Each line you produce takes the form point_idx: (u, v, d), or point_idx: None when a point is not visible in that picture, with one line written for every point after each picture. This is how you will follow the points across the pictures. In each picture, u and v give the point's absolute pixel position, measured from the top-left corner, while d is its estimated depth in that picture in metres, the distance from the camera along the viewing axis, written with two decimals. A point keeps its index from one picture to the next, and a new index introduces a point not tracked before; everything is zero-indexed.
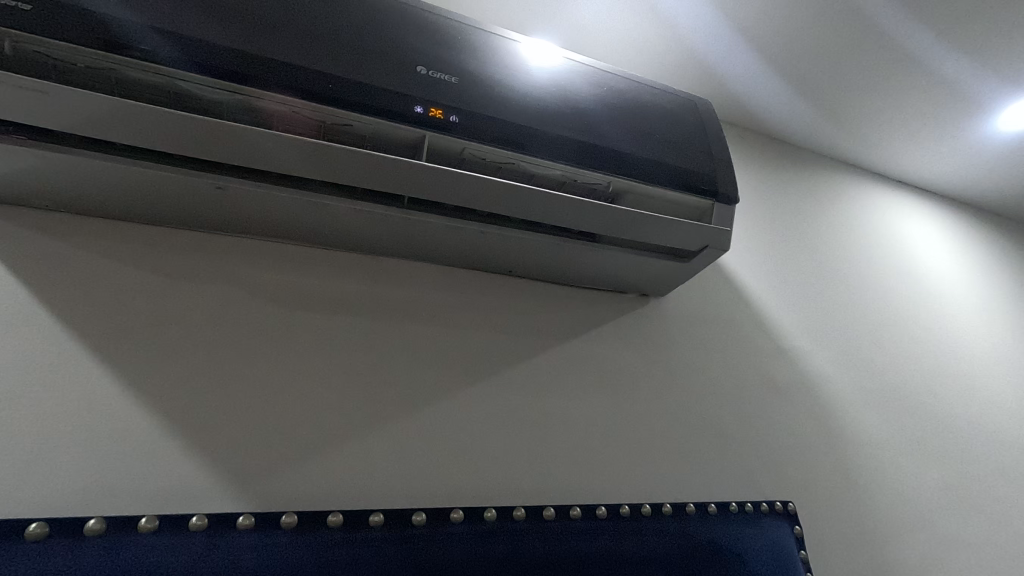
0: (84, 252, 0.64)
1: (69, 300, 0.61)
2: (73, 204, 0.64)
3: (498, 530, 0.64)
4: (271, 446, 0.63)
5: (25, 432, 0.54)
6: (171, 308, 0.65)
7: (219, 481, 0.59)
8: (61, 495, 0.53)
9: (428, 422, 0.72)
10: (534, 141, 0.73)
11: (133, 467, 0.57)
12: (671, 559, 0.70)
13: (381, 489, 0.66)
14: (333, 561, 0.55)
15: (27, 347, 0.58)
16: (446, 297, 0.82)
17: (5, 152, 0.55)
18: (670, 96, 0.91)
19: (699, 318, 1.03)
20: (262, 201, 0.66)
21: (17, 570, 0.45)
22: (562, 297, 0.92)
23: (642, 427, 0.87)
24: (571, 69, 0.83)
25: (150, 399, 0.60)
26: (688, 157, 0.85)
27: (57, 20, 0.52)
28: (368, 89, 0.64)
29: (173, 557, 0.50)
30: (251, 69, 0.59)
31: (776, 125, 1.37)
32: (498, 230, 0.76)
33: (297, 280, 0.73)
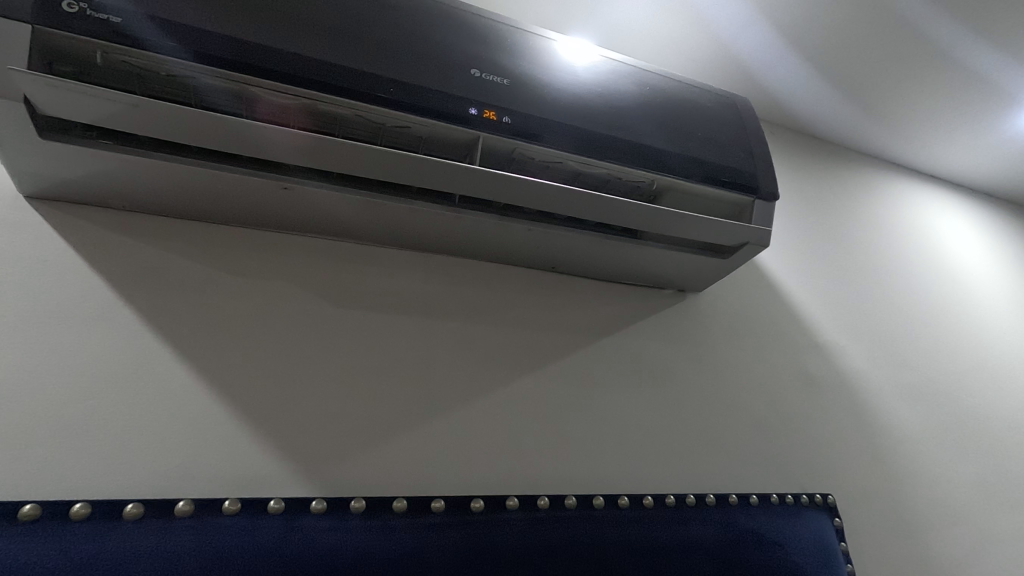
0: (159, 250, 0.67)
1: (147, 296, 0.65)
2: (148, 204, 0.67)
3: (552, 518, 0.66)
4: (335, 435, 0.66)
5: (113, 419, 0.58)
6: (239, 303, 0.69)
7: (289, 468, 0.63)
8: (149, 478, 0.57)
9: (480, 414, 0.75)
10: (583, 142, 0.75)
11: (209, 454, 0.60)
12: (717, 547, 0.72)
13: (437, 477, 0.69)
14: (399, 544, 0.58)
15: (112, 340, 0.61)
16: (493, 293, 0.85)
17: (92, 157, 0.58)
18: (711, 94, 0.91)
19: (736, 313, 1.04)
20: (323, 201, 0.68)
21: (118, 546, 0.49)
22: (603, 293, 0.94)
23: (683, 420, 0.89)
24: (615, 69, 0.84)
25: (222, 390, 0.63)
26: (730, 155, 0.86)
27: (142, 30, 0.55)
28: (426, 93, 0.67)
29: (255, 537, 0.53)
30: (319, 74, 0.61)
31: (809, 121, 1.37)
32: (545, 228, 0.77)
33: (353, 277, 0.76)
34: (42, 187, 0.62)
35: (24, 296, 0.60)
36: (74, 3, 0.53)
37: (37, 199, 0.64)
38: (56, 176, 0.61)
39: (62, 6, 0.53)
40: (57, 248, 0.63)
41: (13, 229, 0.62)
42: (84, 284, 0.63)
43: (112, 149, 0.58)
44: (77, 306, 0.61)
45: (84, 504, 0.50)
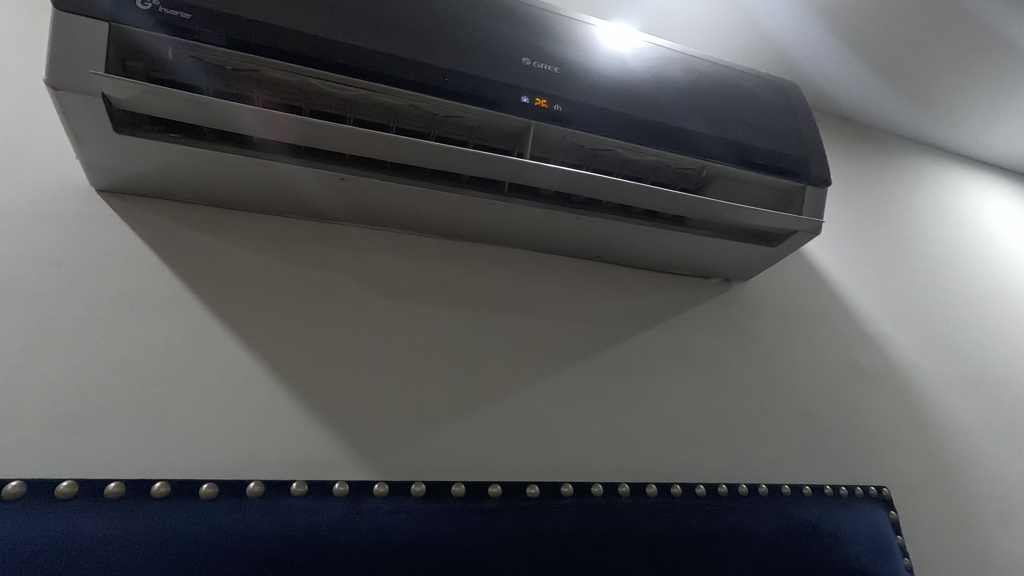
0: (220, 241, 0.69)
1: (211, 284, 0.67)
2: (210, 195, 0.69)
3: (607, 505, 0.66)
4: (391, 422, 0.67)
5: (184, 403, 0.60)
6: (297, 292, 0.70)
7: (350, 452, 0.64)
8: (221, 459, 0.59)
9: (530, 402, 0.75)
10: (632, 129, 0.74)
11: (274, 438, 0.62)
12: (771, 538, 0.71)
13: (491, 463, 0.70)
14: (459, 530, 0.58)
15: (180, 328, 0.63)
16: (540, 282, 0.85)
17: (162, 150, 0.60)
18: (760, 79, 0.89)
19: (783, 303, 1.03)
20: (378, 191, 0.69)
21: (196, 525, 0.50)
22: (649, 282, 0.93)
23: (732, 411, 0.88)
24: (663, 55, 0.83)
25: (284, 376, 0.65)
26: (780, 141, 0.84)
27: (210, 25, 0.56)
28: (479, 82, 0.67)
29: (323, 519, 0.54)
30: (377, 66, 0.62)
31: (855, 107, 1.34)
32: (594, 217, 0.77)
33: (406, 267, 0.77)
34: (113, 180, 0.65)
35: (99, 286, 0.62)
36: (148, 0, 0.55)
37: (107, 191, 0.67)
38: (127, 169, 0.63)
39: (137, 4, 0.54)
40: (128, 239, 0.65)
41: (88, 220, 0.64)
42: (153, 273, 0.65)
43: (180, 142, 0.60)
44: (147, 294, 0.64)
45: (164, 484, 0.52)
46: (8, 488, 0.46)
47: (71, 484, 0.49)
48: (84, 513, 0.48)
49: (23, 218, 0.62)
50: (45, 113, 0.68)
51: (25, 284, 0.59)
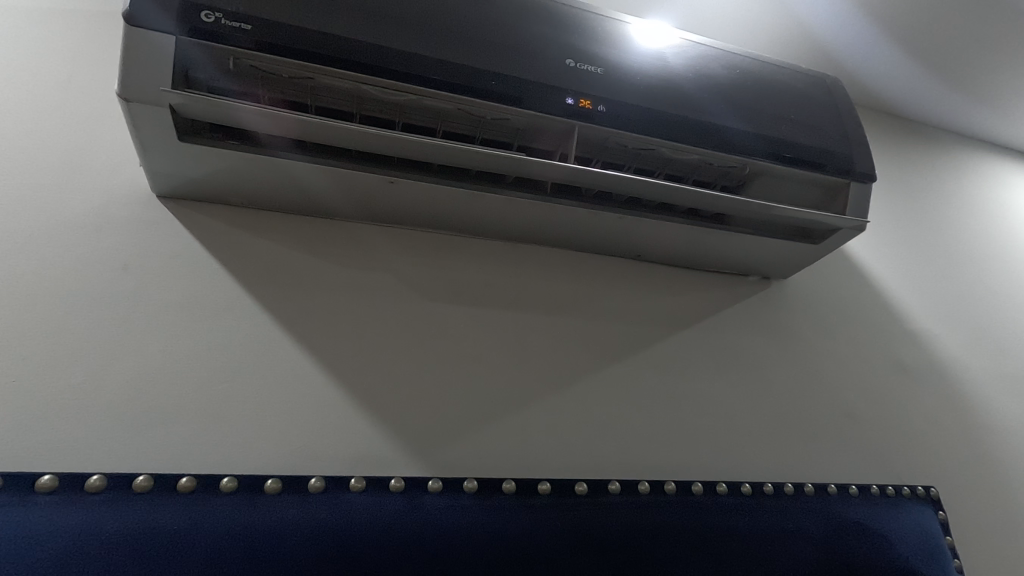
0: (272, 244, 0.71)
1: (265, 286, 0.69)
2: (263, 200, 0.71)
3: (654, 503, 0.67)
4: (440, 419, 0.69)
5: (243, 402, 0.63)
6: (347, 293, 0.72)
7: (401, 449, 0.66)
8: (279, 457, 0.61)
9: (574, 400, 0.76)
10: (675, 128, 0.74)
11: (329, 435, 0.64)
12: (819, 538, 0.71)
13: (537, 460, 0.71)
14: (511, 526, 0.60)
15: (237, 329, 0.66)
16: (581, 282, 0.85)
17: (222, 157, 0.62)
18: (802, 74, 0.88)
19: (824, 301, 1.01)
20: (425, 193, 0.70)
21: (264, 518, 0.52)
22: (688, 280, 0.93)
23: (775, 410, 0.88)
24: (704, 53, 0.83)
25: (337, 375, 0.67)
26: (824, 137, 0.83)
27: (269, 35, 0.57)
28: (524, 85, 0.68)
29: (381, 514, 0.56)
30: (425, 72, 0.63)
31: (895, 100, 1.31)
32: (636, 216, 0.77)
33: (449, 268, 0.78)
34: (173, 187, 0.67)
35: (163, 288, 0.65)
36: (211, 13, 0.56)
37: (167, 197, 0.69)
38: (187, 176, 0.65)
39: (201, 17, 0.56)
40: (186, 243, 0.68)
41: (150, 226, 0.67)
42: (212, 275, 0.67)
43: (238, 148, 0.62)
44: (207, 296, 0.66)
45: (231, 479, 0.54)
46: (92, 481, 0.50)
47: (147, 479, 0.51)
48: (162, 506, 0.50)
49: (92, 224, 0.65)
50: (109, 123, 0.71)
51: (96, 287, 0.62)
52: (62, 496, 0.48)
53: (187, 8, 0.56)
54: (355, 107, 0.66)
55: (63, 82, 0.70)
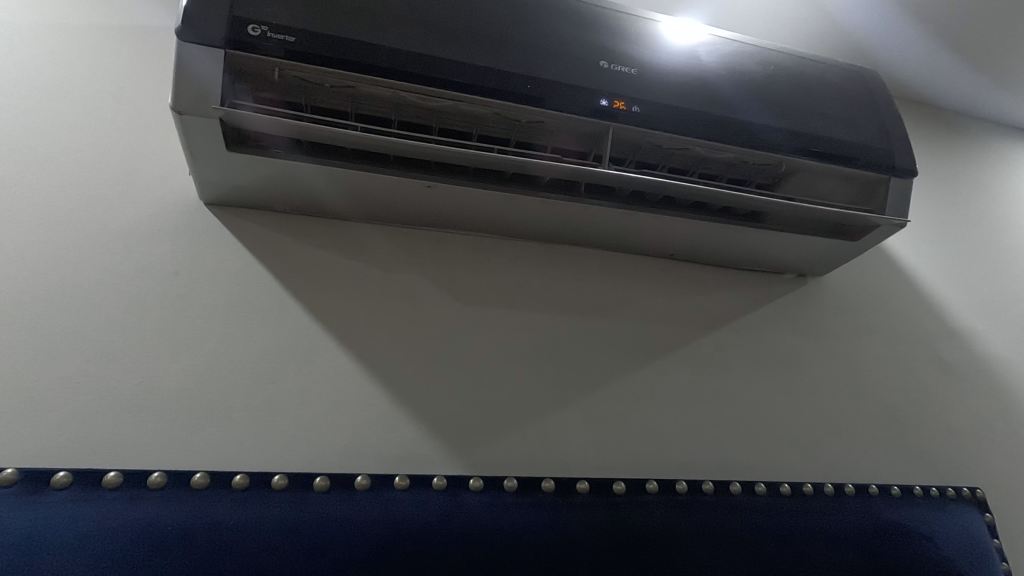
0: (314, 248, 0.73)
1: (308, 289, 0.71)
2: (304, 205, 0.73)
3: (692, 503, 0.67)
4: (478, 418, 0.70)
5: (290, 402, 0.65)
6: (385, 295, 0.74)
7: (441, 447, 0.67)
8: (324, 455, 0.63)
9: (609, 399, 0.77)
10: (709, 127, 0.73)
11: (372, 434, 0.66)
12: (860, 539, 0.70)
13: (573, 458, 0.71)
14: (551, 524, 0.60)
15: (283, 331, 0.68)
16: (614, 282, 0.86)
17: (267, 165, 0.64)
18: (840, 68, 0.86)
19: (862, 298, 1.00)
20: (461, 196, 0.71)
21: (314, 514, 0.54)
22: (722, 278, 0.92)
23: (812, 408, 0.87)
24: (740, 49, 0.81)
25: (378, 375, 0.69)
26: (863, 132, 0.81)
27: (313, 46, 0.59)
28: (558, 87, 0.68)
29: (424, 512, 0.57)
30: (461, 77, 0.64)
31: (934, 92, 1.27)
32: (671, 216, 0.77)
33: (484, 269, 0.80)
34: (220, 194, 0.70)
35: (211, 292, 0.67)
36: (257, 26, 0.58)
37: (214, 204, 0.72)
38: (233, 184, 0.68)
39: (248, 30, 0.57)
40: (232, 249, 0.70)
41: (198, 233, 0.70)
42: (257, 279, 0.69)
43: (282, 156, 0.64)
44: (253, 299, 0.68)
45: (282, 476, 0.56)
46: (153, 478, 0.52)
47: (203, 476, 0.53)
48: (218, 501, 0.53)
49: (145, 232, 0.68)
50: (158, 134, 0.73)
51: (150, 292, 0.65)
52: (128, 491, 0.51)
53: (234, 22, 0.57)
54: (393, 112, 0.68)
55: (114, 96, 0.73)
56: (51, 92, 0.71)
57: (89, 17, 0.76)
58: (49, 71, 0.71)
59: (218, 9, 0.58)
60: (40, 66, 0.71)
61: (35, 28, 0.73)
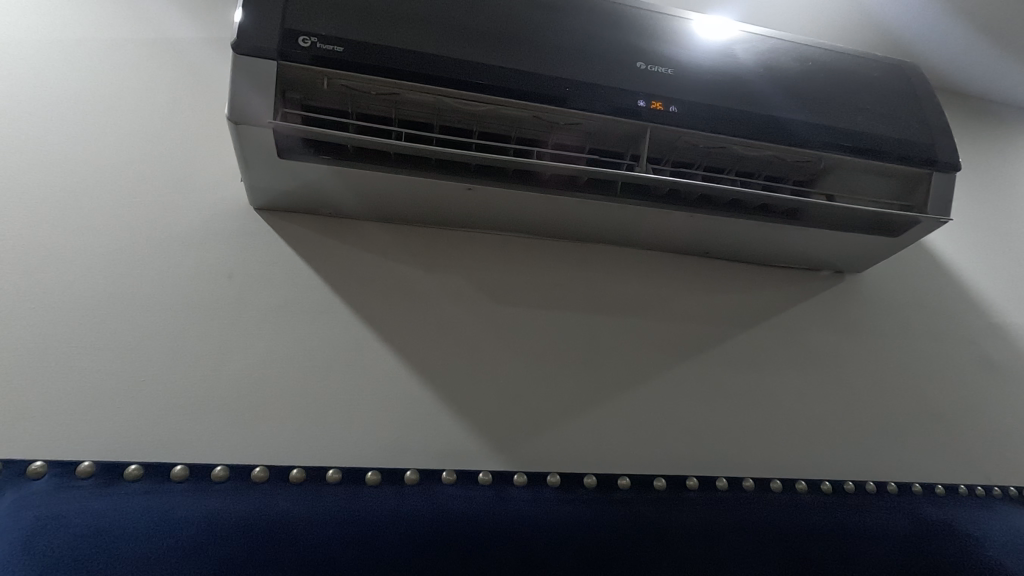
0: (358, 250, 0.76)
1: (353, 290, 0.73)
2: (348, 209, 0.75)
3: (733, 500, 0.67)
4: (519, 416, 0.72)
5: (339, 400, 0.67)
6: (427, 295, 0.76)
7: (484, 444, 0.69)
8: (373, 450, 0.66)
9: (647, 396, 0.77)
10: (748, 126, 0.73)
11: (418, 431, 0.68)
12: (904, 537, 0.70)
13: (613, 454, 0.73)
14: (595, 518, 0.61)
15: (330, 331, 0.70)
16: (650, 280, 0.86)
17: (315, 171, 0.67)
18: (879, 62, 0.85)
19: (902, 294, 0.98)
20: (501, 198, 0.73)
21: (367, 507, 0.57)
22: (758, 276, 0.92)
23: (851, 406, 0.86)
24: (777, 45, 0.81)
25: (422, 373, 0.71)
26: (904, 127, 0.80)
27: (360, 57, 0.61)
28: (596, 89, 0.69)
29: (472, 506, 0.59)
30: (502, 82, 0.65)
31: (974, 82, 1.24)
32: (708, 215, 0.77)
33: (522, 269, 0.81)
34: (270, 200, 0.72)
35: (262, 293, 0.70)
36: (307, 37, 0.60)
37: (263, 209, 0.74)
38: (282, 189, 0.70)
39: (299, 42, 0.60)
40: (281, 252, 0.73)
41: (250, 237, 0.73)
42: (306, 280, 0.72)
43: (329, 162, 0.66)
44: (302, 300, 0.71)
45: (337, 471, 0.58)
46: (217, 471, 0.55)
47: (263, 470, 0.56)
48: (277, 494, 0.55)
49: (200, 237, 0.71)
50: (209, 143, 0.76)
51: (207, 294, 0.68)
52: (194, 484, 0.54)
53: (286, 34, 0.60)
54: (435, 117, 0.69)
55: (168, 106, 0.77)
56: (109, 104, 0.74)
57: (143, 31, 0.79)
58: (109, 84, 0.75)
59: (271, 22, 0.60)
60: (99, 80, 0.75)
61: (94, 43, 0.77)
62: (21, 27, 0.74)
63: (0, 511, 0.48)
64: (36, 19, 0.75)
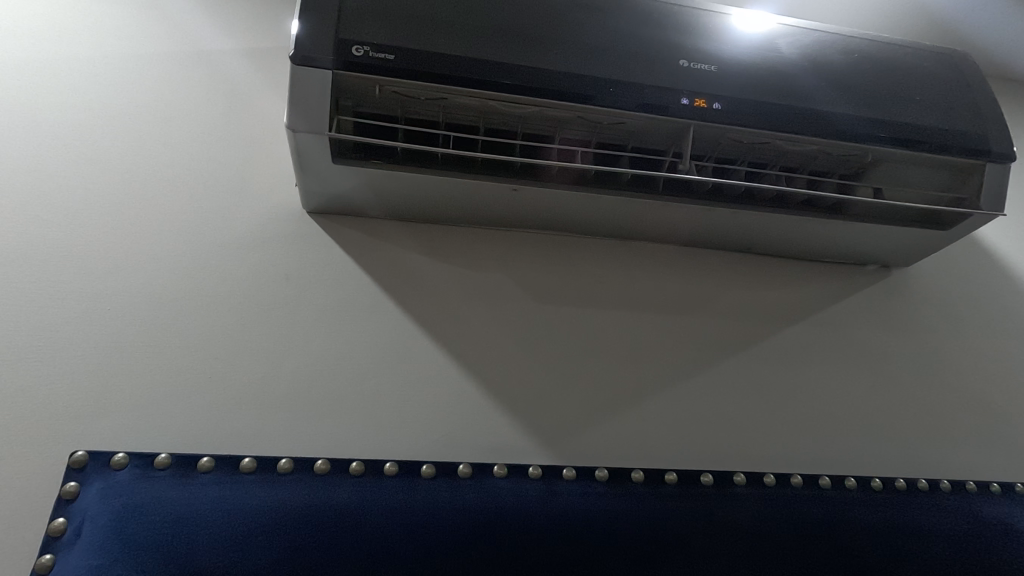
0: (405, 251, 0.78)
1: (402, 290, 0.75)
2: (395, 211, 0.77)
3: (783, 496, 0.68)
4: (564, 412, 0.73)
5: (391, 396, 0.69)
6: (472, 293, 0.77)
7: (531, 438, 0.71)
8: (424, 445, 0.68)
9: (691, 392, 0.78)
10: (792, 120, 0.73)
11: (467, 425, 0.70)
12: (959, 534, 0.69)
13: (658, 449, 0.73)
14: (645, 513, 0.63)
15: (381, 330, 0.73)
16: (691, 277, 0.86)
17: (366, 175, 0.69)
18: (928, 52, 0.83)
19: (952, 288, 0.96)
20: (545, 197, 0.74)
21: (425, 498, 0.59)
22: (802, 272, 0.91)
23: (901, 402, 0.85)
24: (822, 37, 0.80)
25: (469, 370, 0.73)
26: (956, 118, 0.78)
27: (410, 64, 0.63)
28: (640, 88, 0.69)
29: (524, 499, 0.61)
30: (547, 84, 0.67)
31: None
32: (752, 211, 0.77)
33: (565, 268, 0.82)
34: (322, 203, 0.75)
35: (316, 294, 0.73)
36: (360, 46, 0.62)
37: (315, 213, 0.77)
38: (334, 193, 0.73)
39: (352, 51, 0.62)
40: (333, 254, 0.76)
41: (303, 239, 0.75)
42: (357, 280, 0.75)
43: (378, 166, 0.68)
44: (354, 300, 0.74)
45: (393, 464, 0.61)
46: (282, 463, 0.58)
47: (325, 462, 0.59)
48: (339, 486, 0.58)
49: (258, 240, 0.74)
50: (263, 150, 0.80)
51: (265, 294, 0.71)
52: (261, 475, 0.57)
53: (340, 44, 0.62)
54: (480, 120, 0.71)
55: (223, 115, 0.80)
56: (170, 115, 0.78)
57: (199, 44, 0.83)
58: (169, 95, 0.79)
59: (326, 33, 0.62)
60: (159, 92, 0.79)
61: (155, 57, 0.81)
62: (90, 44, 0.79)
63: (91, 499, 0.53)
64: (102, 36, 0.80)
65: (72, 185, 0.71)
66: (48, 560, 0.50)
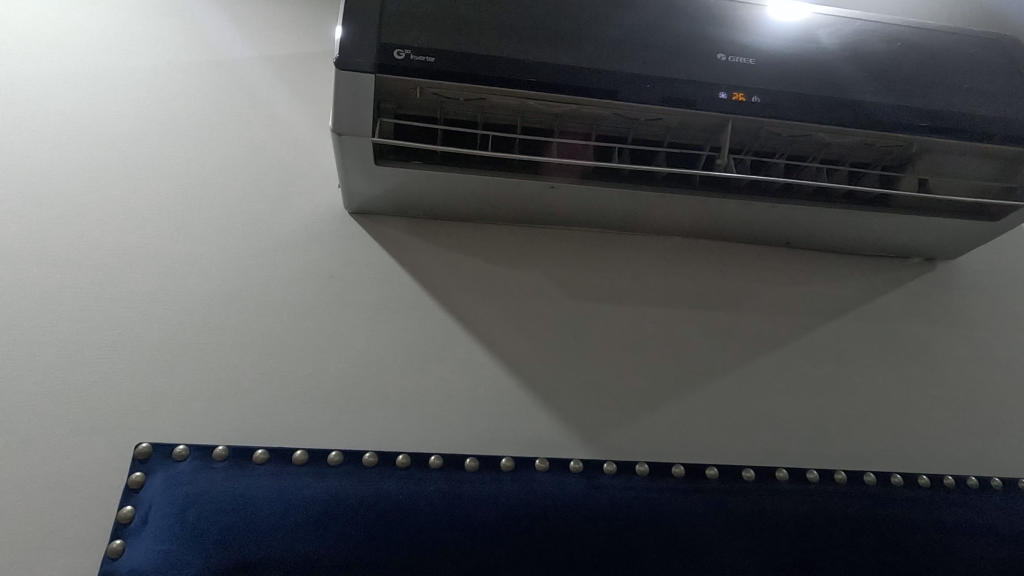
0: (444, 249, 0.79)
1: (441, 288, 0.77)
2: (434, 210, 0.79)
3: (825, 493, 0.67)
4: (602, 407, 0.74)
5: (432, 391, 0.71)
6: (510, 290, 0.78)
7: (569, 433, 0.71)
8: (466, 439, 0.69)
9: (730, 387, 0.78)
10: (834, 112, 0.71)
11: (506, 420, 0.71)
12: (1010, 534, 0.67)
13: (697, 444, 0.74)
14: (684, 508, 0.63)
15: (421, 327, 0.74)
16: (729, 272, 0.86)
17: (407, 175, 0.71)
18: (975, 37, 0.81)
19: (1001, 281, 0.93)
20: (582, 195, 0.74)
21: (469, 491, 0.60)
22: (842, 265, 0.90)
23: (947, 398, 0.83)
24: (863, 26, 0.78)
25: (508, 366, 0.74)
26: (1005, 105, 0.76)
27: (450, 66, 0.64)
28: (677, 83, 0.69)
29: (566, 492, 0.62)
30: (584, 82, 0.67)
31: None
32: (790, 205, 0.76)
33: (601, 263, 0.82)
34: (363, 204, 0.77)
35: (359, 292, 0.75)
36: (401, 50, 0.63)
37: (356, 213, 0.79)
38: (375, 194, 0.75)
39: (394, 54, 0.63)
40: (374, 253, 0.77)
41: (345, 239, 0.78)
42: (398, 278, 0.76)
43: (419, 167, 0.69)
44: (395, 298, 0.75)
45: (438, 457, 0.62)
46: (332, 456, 0.60)
47: (373, 455, 0.61)
48: (386, 478, 0.60)
49: (302, 240, 0.76)
50: (304, 152, 0.82)
51: (310, 292, 0.74)
52: (313, 467, 0.59)
53: (382, 47, 0.63)
54: (517, 118, 0.72)
55: (265, 119, 0.83)
56: (215, 120, 0.81)
57: (240, 52, 0.86)
58: (214, 101, 0.82)
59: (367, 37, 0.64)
60: (205, 98, 0.82)
61: (200, 65, 0.84)
62: (138, 55, 0.82)
63: (155, 490, 0.55)
64: (150, 47, 0.83)
65: (125, 190, 0.74)
66: (120, 545, 0.53)
